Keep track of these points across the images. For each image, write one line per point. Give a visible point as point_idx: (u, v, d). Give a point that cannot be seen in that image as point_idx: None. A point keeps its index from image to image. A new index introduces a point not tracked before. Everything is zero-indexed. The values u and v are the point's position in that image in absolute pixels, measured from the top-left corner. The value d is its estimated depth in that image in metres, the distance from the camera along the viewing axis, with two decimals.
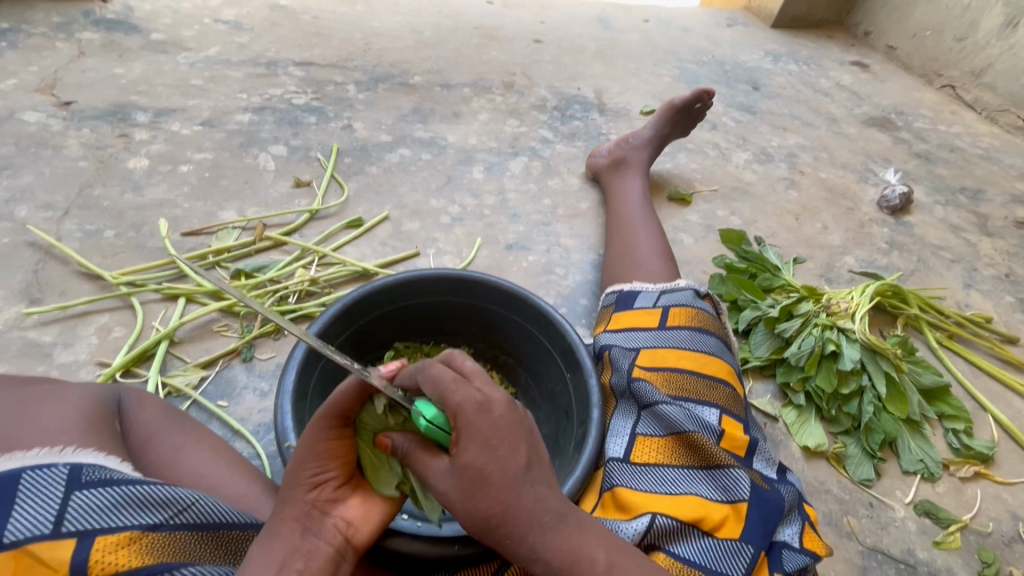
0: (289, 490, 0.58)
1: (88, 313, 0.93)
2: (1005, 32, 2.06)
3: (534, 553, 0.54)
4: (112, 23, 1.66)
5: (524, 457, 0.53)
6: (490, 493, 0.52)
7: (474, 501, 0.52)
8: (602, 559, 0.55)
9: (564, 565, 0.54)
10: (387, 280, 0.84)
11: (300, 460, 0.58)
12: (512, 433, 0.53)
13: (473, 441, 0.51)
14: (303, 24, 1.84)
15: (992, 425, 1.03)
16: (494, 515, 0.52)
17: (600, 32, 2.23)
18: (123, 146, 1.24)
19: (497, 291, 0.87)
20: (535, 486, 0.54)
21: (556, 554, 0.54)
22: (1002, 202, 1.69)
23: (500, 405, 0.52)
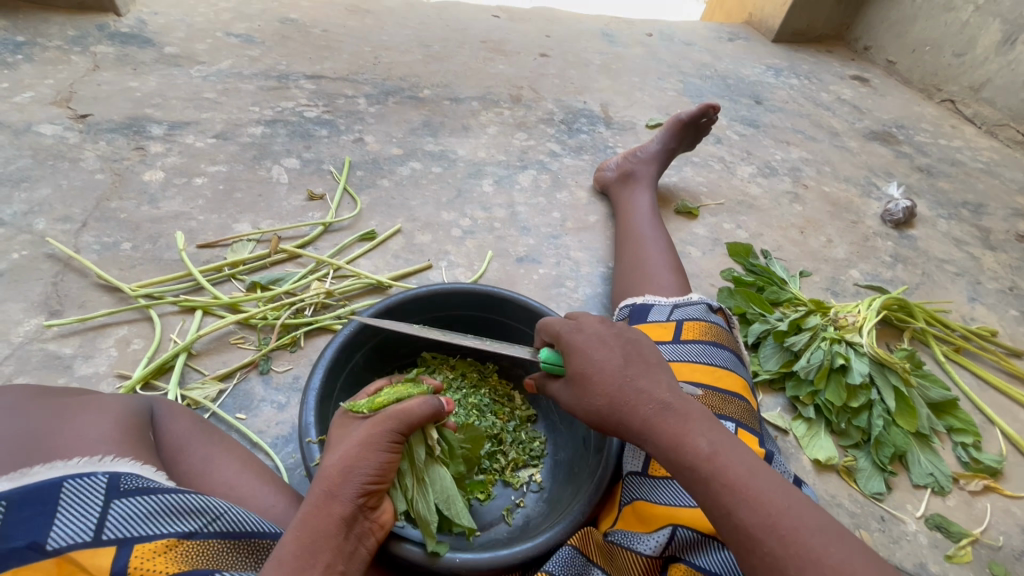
0: (339, 488, 0.58)
1: (107, 325, 0.94)
2: (1003, 49, 2.09)
3: (645, 438, 0.60)
4: (127, 36, 1.69)
5: (619, 357, 0.64)
6: (600, 378, 0.63)
7: (587, 386, 0.64)
8: (705, 446, 0.57)
9: (669, 447, 0.58)
10: (422, 291, 0.86)
11: (354, 463, 0.60)
12: (614, 344, 0.65)
13: (574, 350, 0.66)
14: (313, 38, 1.87)
15: (1000, 439, 1.04)
16: (607, 403, 0.62)
17: (605, 46, 2.26)
18: (138, 158, 1.26)
19: (520, 308, 0.88)
20: (640, 380, 0.62)
21: (662, 437, 0.59)
22: (1003, 216, 1.71)
23: (591, 324, 0.68)
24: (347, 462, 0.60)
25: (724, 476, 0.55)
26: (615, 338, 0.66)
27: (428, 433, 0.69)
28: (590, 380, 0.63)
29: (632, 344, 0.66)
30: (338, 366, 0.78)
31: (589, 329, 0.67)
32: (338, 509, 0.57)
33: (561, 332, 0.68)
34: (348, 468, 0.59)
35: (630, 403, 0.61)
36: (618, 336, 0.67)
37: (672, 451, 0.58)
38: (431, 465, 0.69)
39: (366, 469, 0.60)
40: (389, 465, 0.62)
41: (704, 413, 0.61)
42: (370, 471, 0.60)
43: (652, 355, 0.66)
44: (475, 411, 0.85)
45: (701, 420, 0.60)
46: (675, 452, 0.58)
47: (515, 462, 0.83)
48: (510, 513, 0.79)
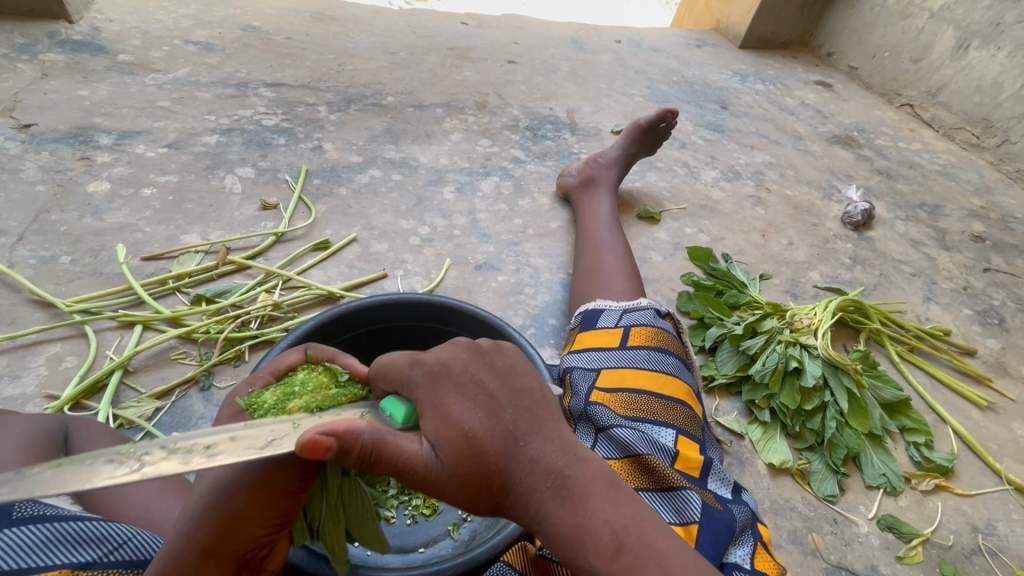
0: (221, 544, 0.51)
1: (39, 343, 0.90)
2: (957, 54, 2.15)
3: (542, 525, 0.55)
4: (78, 44, 1.64)
5: (504, 423, 0.56)
6: (472, 454, 0.53)
7: (460, 466, 0.53)
8: (606, 537, 0.53)
9: (566, 543, 0.53)
10: (365, 301, 0.85)
11: (246, 511, 0.51)
12: (492, 402, 0.56)
13: (435, 407, 0.55)
14: (275, 45, 1.85)
15: (952, 438, 1.05)
16: (487, 481, 0.54)
17: (573, 52, 2.27)
18: (83, 169, 1.22)
19: (469, 318, 0.86)
20: (531, 448, 0.55)
21: (559, 528, 0.54)
22: (959, 217, 1.75)
23: (457, 370, 0.57)
24: (235, 515, 0.51)
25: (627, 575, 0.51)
26: (491, 391, 0.57)
27: None
28: (462, 450, 0.53)
29: (513, 396, 0.58)
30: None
31: (457, 373, 0.57)
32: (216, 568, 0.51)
33: (417, 387, 0.57)
34: (236, 525, 0.51)
35: (520, 482, 0.55)
36: (487, 388, 0.57)
37: (571, 543, 0.53)
38: (349, 490, 0.64)
39: (255, 525, 0.52)
40: (290, 507, 0.54)
41: (606, 481, 0.56)
42: (262, 523, 0.52)
43: (538, 410, 0.58)
44: None
45: (603, 495, 0.55)
46: (572, 546, 0.53)
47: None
48: (456, 528, 0.78)
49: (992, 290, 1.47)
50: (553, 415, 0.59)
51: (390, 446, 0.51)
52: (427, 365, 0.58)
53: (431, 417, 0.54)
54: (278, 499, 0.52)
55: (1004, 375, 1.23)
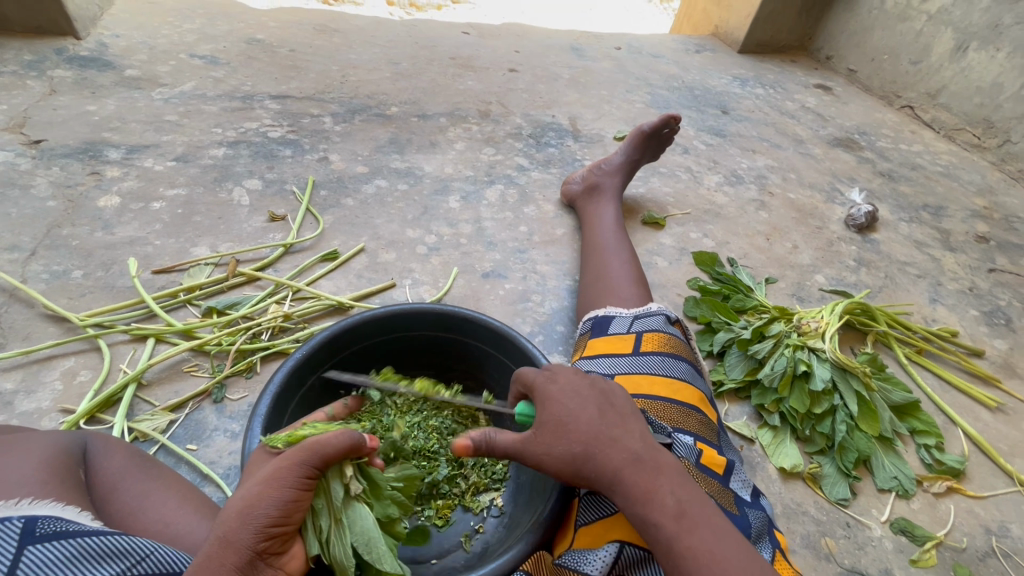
0: (235, 533, 0.53)
1: (53, 357, 0.91)
2: (956, 56, 2.17)
3: (618, 493, 0.61)
4: (86, 60, 1.67)
5: (596, 409, 0.64)
6: (567, 430, 0.63)
7: (555, 437, 0.63)
8: (671, 504, 0.59)
9: (636, 504, 0.59)
10: (381, 310, 0.86)
11: (257, 499, 0.55)
12: (589, 394, 0.65)
13: (546, 399, 0.65)
14: (280, 58, 1.87)
15: (963, 439, 1.05)
16: (579, 456, 0.62)
17: (573, 60, 2.29)
18: (93, 183, 1.24)
19: (480, 327, 0.88)
20: (616, 431, 0.63)
21: (631, 492, 0.60)
22: (963, 218, 1.75)
23: (565, 375, 0.68)
24: (245, 503, 0.55)
25: (689, 535, 0.57)
26: (589, 388, 0.66)
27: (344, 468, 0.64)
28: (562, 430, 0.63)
29: (606, 393, 0.67)
30: (293, 392, 0.78)
31: (564, 378, 0.67)
32: (231, 561, 0.52)
33: (536, 381, 0.68)
34: (246, 508, 0.54)
35: (603, 460, 0.62)
36: (588, 386, 0.67)
37: (638, 504, 0.59)
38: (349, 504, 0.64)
39: (260, 512, 0.55)
40: (294, 504, 0.57)
41: (674, 467, 0.63)
42: (272, 515, 0.55)
43: (626, 409, 0.66)
44: (435, 434, 0.85)
45: (671, 476, 0.61)
46: (641, 508, 0.59)
47: (476, 486, 0.83)
48: (467, 539, 0.79)
49: (998, 291, 1.47)
50: (635, 414, 0.67)
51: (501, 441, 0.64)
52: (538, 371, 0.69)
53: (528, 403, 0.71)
54: (287, 493, 0.56)
55: (1013, 376, 1.23)
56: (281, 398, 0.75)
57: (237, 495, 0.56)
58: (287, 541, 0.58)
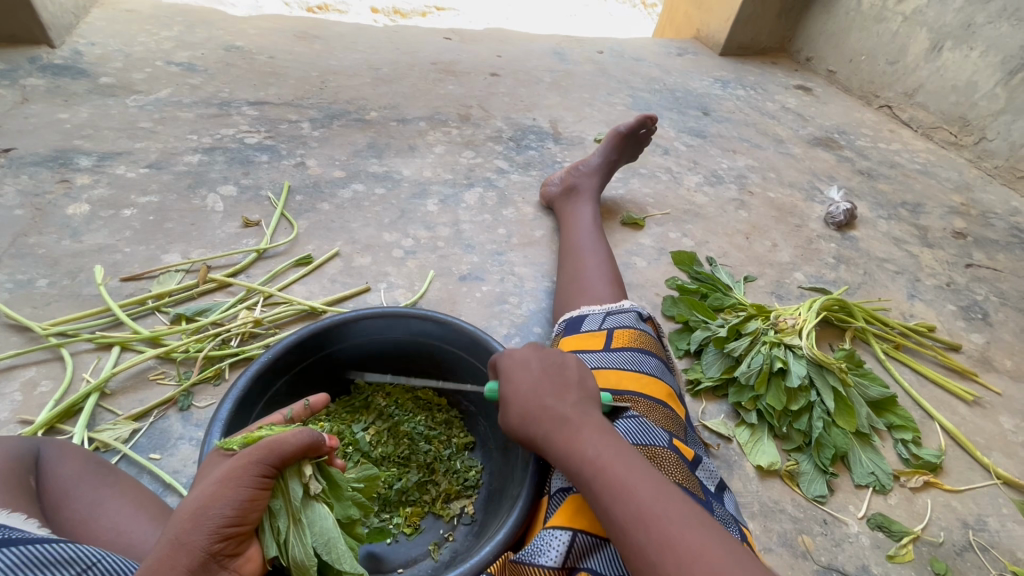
0: (188, 534, 0.51)
1: (14, 367, 0.89)
2: (932, 55, 2.20)
3: (547, 451, 0.67)
4: (60, 68, 1.65)
5: (534, 377, 0.72)
6: (507, 398, 0.71)
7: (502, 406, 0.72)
8: (589, 455, 0.63)
9: (560, 458, 0.65)
10: (357, 314, 0.85)
11: (211, 498, 0.53)
12: (532, 364, 0.73)
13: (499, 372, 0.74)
14: (258, 64, 1.86)
15: (940, 434, 1.05)
16: (518, 420, 0.70)
17: (555, 64, 2.30)
18: (62, 191, 1.22)
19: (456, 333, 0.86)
20: (548, 396, 0.69)
21: (556, 449, 0.66)
22: (940, 215, 1.77)
23: (519, 351, 0.76)
24: (199, 503, 0.53)
25: (601, 483, 0.61)
26: (533, 360, 0.74)
27: (302, 466, 0.63)
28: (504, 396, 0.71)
29: (554, 364, 0.73)
30: (257, 396, 0.76)
31: (516, 354, 0.75)
32: (183, 564, 0.50)
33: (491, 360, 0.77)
34: (199, 509, 0.52)
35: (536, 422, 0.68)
36: (536, 357, 0.74)
37: (562, 459, 0.65)
38: (309, 503, 0.63)
39: (215, 511, 0.53)
40: (253, 502, 0.56)
41: (603, 427, 0.66)
42: (227, 514, 0.53)
43: (569, 376, 0.72)
44: (405, 440, 0.85)
45: (595, 433, 0.65)
46: (563, 462, 0.65)
47: (446, 493, 0.82)
48: (436, 548, 0.77)
49: (975, 285, 1.49)
50: (581, 381, 0.72)
51: None
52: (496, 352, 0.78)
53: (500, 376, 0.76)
54: (242, 492, 0.55)
55: (989, 369, 1.23)
56: (243, 402, 0.73)
57: (190, 496, 0.54)
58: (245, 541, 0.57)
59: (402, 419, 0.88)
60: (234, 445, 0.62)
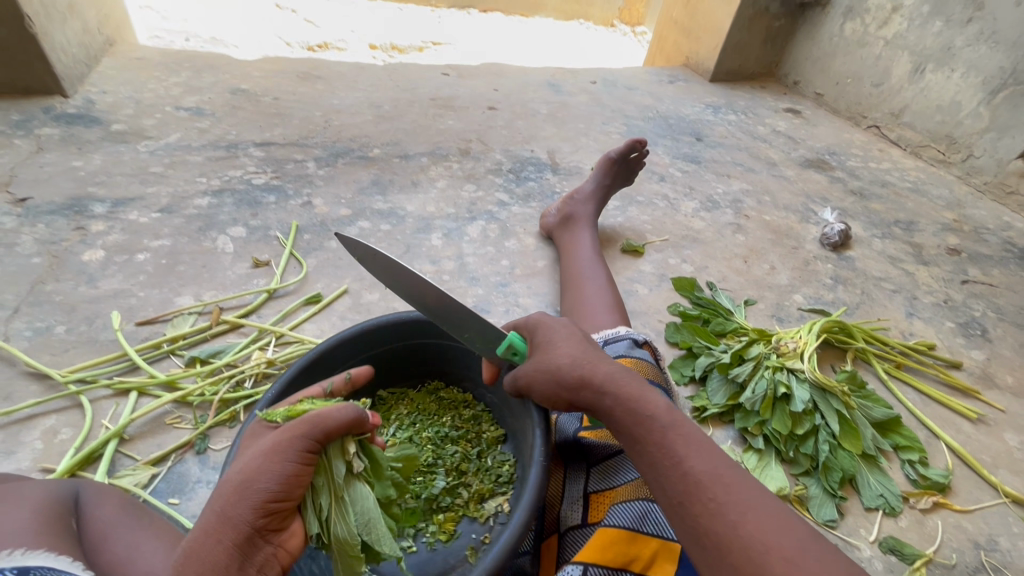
0: (233, 508, 0.55)
1: (34, 416, 0.91)
2: (915, 77, 2.27)
3: (611, 396, 0.72)
4: (73, 117, 1.71)
5: (584, 339, 0.80)
6: (561, 344, 0.77)
7: (553, 350, 0.77)
8: (660, 405, 0.71)
9: (630, 403, 0.71)
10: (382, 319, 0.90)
11: (255, 474, 0.57)
12: (578, 330, 0.82)
13: (545, 331, 0.81)
14: (264, 106, 1.92)
15: (946, 453, 1.06)
16: (572, 362, 0.75)
17: (551, 95, 2.37)
18: (78, 239, 1.25)
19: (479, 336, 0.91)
20: (601, 353, 0.78)
21: (624, 394, 0.72)
22: (934, 232, 1.81)
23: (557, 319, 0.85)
24: (243, 479, 0.56)
25: (676, 430, 0.69)
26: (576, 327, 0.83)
27: (345, 444, 0.67)
28: (563, 344, 0.77)
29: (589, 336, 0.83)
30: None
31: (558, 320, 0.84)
32: (229, 536, 0.54)
33: (533, 321, 0.83)
34: (245, 483, 0.56)
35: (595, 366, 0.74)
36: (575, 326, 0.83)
37: (632, 404, 0.71)
38: (350, 481, 0.67)
39: (262, 484, 0.56)
40: (295, 477, 0.59)
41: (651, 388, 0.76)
42: (268, 491, 0.57)
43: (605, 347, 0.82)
44: (430, 445, 0.89)
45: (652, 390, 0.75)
46: (632, 407, 0.71)
47: (479, 493, 0.84)
48: (473, 553, 0.77)
49: (972, 302, 1.51)
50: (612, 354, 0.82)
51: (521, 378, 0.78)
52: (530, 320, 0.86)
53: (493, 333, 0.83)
54: (288, 464, 0.58)
55: (991, 386, 1.25)
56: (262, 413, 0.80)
57: (235, 470, 0.58)
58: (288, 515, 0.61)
59: (424, 426, 0.92)
60: (279, 417, 0.68)
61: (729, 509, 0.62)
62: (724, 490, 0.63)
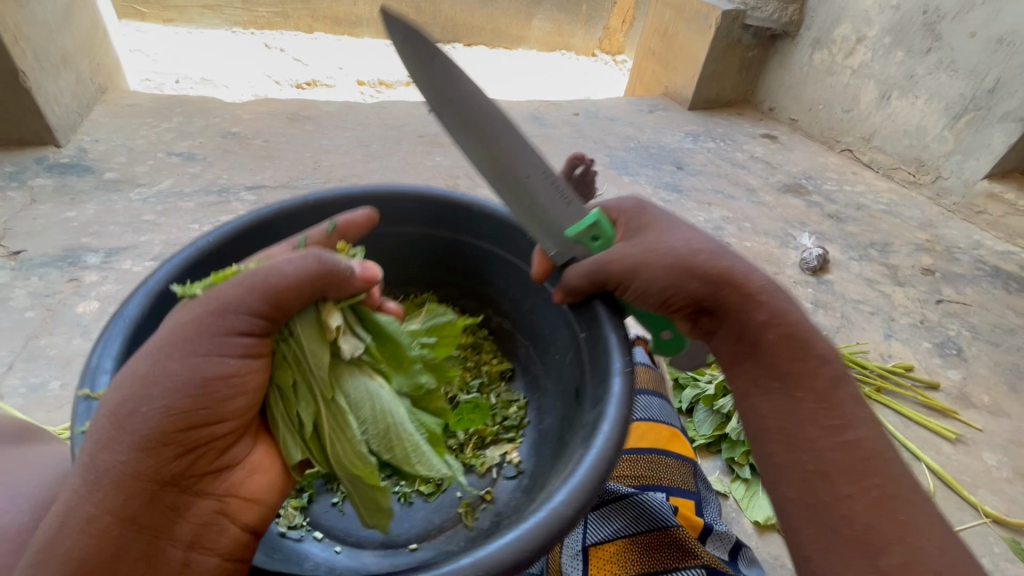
0: (113, 449, 0.51)
1: None
2: (882, 103, 2.37)
3: (764, 311, 0.69)
4: (66, 166, 1.74)
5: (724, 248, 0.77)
6: (700, 236, 0.74)
7: (685, 237, 0.73)
8: (827, 346, 0.70)
9: (796, 330, 0.69)
10: (381, 192, 0.96)
11: (140, 397, 0.52)
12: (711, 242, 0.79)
13: (683, 228, 0.76)
14: (255, 149, 1.97)
15: (927, 476, 1.10)
16: (717, 260, 0.71)
17: (535, 129, 2.44)
18: (72, 291, 1.28)
19: (486, 221, 0.97)
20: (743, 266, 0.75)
21: (788, 317, 0.70)
22: (908, 252, 1.87)
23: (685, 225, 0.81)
24: (128, 409, 0.52)
25: (845, 381, 0.68)
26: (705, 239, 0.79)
27: (327, 322, 0.68)
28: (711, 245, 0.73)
29: None
30: (219, 259, 0.83)
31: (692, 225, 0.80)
32: (119, 484, 0.51)
33: (662, 216, 0.78)
34: (129, 412, 0.52)
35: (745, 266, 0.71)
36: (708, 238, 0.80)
37: (797, 333, 0.69)
38: (343, 373, 0.73)
39: (147, 412, 0.52)
40: (202, 385, 0.54)
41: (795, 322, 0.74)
42: (165, 418, 0.52)
43: None
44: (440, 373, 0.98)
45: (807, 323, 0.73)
46: (796, 333, 0.69)
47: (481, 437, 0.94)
48: (467, 516, 0.85)
49: (947, 321, 1.56)
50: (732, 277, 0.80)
51: (642, 258, 0.72)
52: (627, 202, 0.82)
53: (573, 215, 0.80)
54: (190, 377, 0.54)
55: (969, 406, 1.29)
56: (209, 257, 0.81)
57: (115, 395, 0.54)
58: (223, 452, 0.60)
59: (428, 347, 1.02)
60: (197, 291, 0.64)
61: (896, 503, 0.62)
62: (899, 503, 0.62)
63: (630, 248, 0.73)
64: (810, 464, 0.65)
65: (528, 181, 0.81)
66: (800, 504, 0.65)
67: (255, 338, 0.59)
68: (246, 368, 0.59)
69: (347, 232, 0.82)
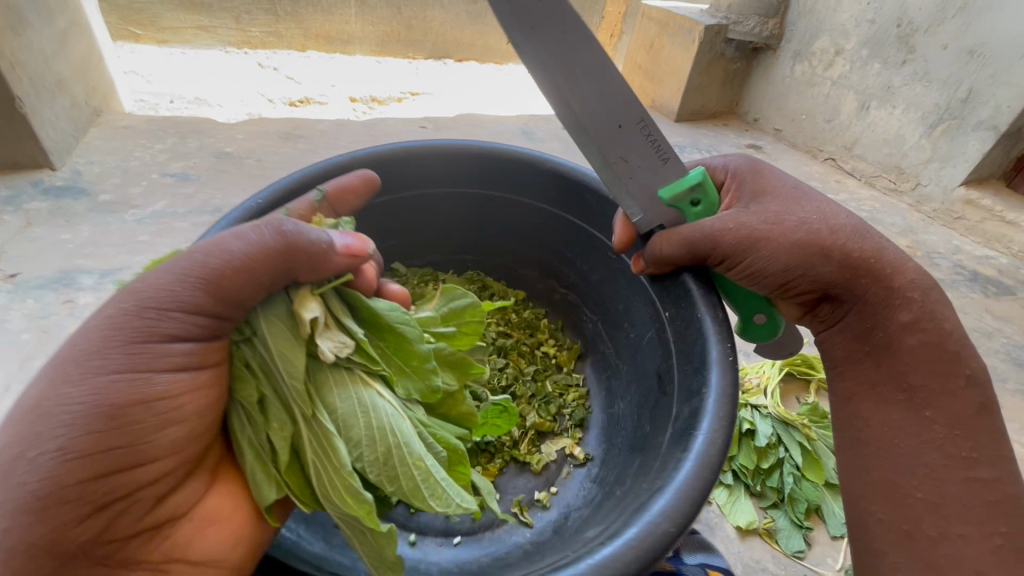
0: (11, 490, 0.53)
1: None
2: (862, 113, 2.42)
3: (890, 302, 0.84)
4: (61, 189, 1.77)
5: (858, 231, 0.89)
6: (840, 217, 0.87)
7: (819, 212, 0.86)
8: (953, 332, 0.82)
9: (923, 317, 0.82)
10: (473, 152, 1.19)
11: (38, 434, 0.54)
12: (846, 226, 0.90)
13: (818, 213, 0.87)
14: (248, 168, 2.00)
15: None
16: (849, 253, 0.84)
17: (524, 144, 2.49)
18: (67, 312, 1.37)
19: (556, 183, 1.17)
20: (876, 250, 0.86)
21: (916, 306, 0.83)
22: None
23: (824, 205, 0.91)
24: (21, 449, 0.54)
25: (966, 368, 0.80)
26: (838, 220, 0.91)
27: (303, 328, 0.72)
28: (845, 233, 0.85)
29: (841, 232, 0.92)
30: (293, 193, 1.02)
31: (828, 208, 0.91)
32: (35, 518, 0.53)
33: (798, 197, 0.90)
34: (18, 454, 0.53)
35: (888, 261, 0.84)
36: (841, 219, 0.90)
37: (924, 319, 0.82)
38: (326, 388, 0.74)
39: (39, 458, 0.54)
40: (106, 419, 0.57)
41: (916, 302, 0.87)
42: (73, 451, 0.55)
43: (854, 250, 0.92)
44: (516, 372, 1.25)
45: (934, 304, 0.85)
46: (923, 319, 0.82)
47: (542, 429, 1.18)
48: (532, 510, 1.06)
49: None
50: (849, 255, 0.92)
51: (762, 238, 0.84)
52: (733, 163, 0.97)
53: (671, 171, 0.92)
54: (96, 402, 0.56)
55: None
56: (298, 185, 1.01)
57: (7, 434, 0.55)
58: (153, 496, 0.63)
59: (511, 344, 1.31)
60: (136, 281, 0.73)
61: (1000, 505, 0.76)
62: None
63: (754, 226, 0.85)
64: (914, 462, 0.80)
65: (627, 131, 0.90)
66: (894, 528, 0.80)
67: (183, 344, 0.63)
68: (170, 388, 0.61)
69: (339, 198, 0.99)
